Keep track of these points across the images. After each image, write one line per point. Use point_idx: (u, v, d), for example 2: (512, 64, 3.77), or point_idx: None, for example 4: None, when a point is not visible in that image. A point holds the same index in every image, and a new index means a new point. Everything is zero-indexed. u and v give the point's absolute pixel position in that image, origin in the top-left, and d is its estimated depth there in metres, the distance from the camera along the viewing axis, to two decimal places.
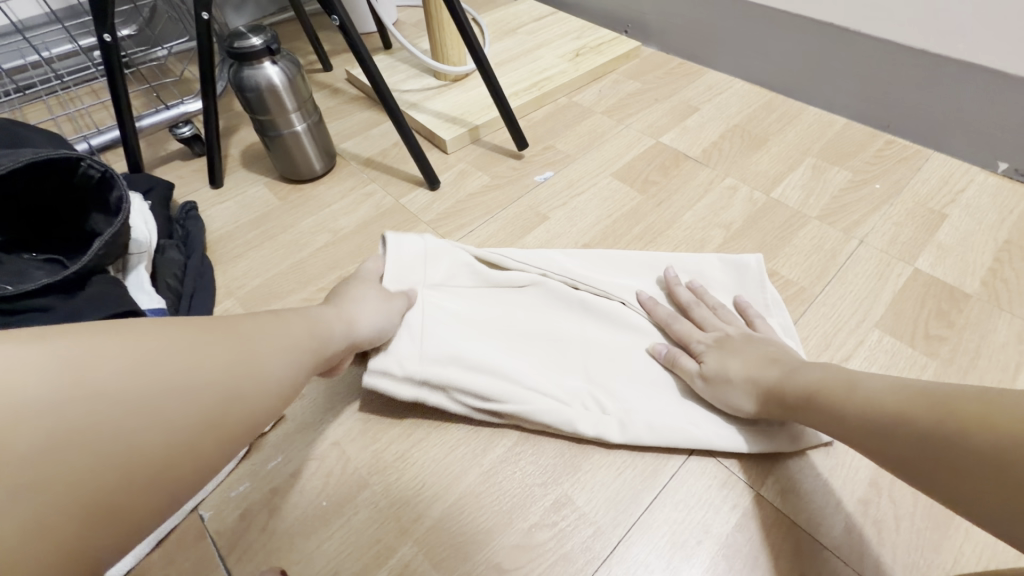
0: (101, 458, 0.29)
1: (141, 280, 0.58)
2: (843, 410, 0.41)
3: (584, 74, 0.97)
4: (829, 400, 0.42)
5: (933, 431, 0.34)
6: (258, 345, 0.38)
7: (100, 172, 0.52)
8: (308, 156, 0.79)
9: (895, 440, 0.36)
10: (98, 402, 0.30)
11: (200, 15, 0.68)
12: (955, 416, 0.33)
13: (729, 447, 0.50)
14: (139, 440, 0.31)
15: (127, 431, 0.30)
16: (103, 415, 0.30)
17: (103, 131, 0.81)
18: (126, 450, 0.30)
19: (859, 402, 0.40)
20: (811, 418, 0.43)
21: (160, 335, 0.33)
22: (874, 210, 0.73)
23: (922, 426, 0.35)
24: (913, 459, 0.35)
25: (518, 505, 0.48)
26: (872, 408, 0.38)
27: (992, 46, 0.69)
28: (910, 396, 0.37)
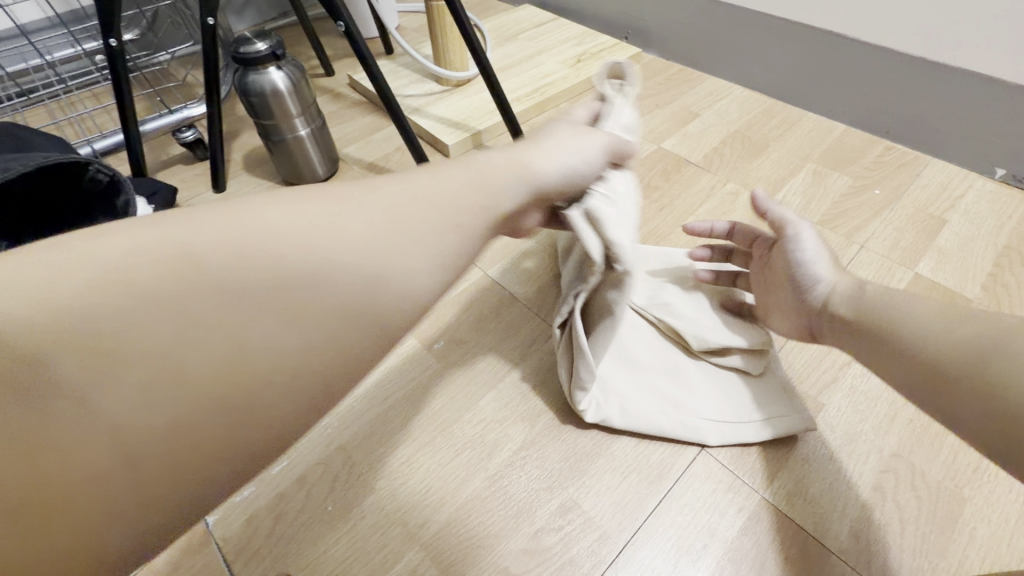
0: (168, 365, 0.21)
1: None
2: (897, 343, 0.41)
3: (585, 80, 0.98)
4: (887, 337, 0.42)
5: (978, 373, 0.34)
6: (392, 236, 0.29)
7: (108, 176, 0.52)
8: (311, 160, 0.79)
9: (939, 375, 0.36)
10: (173, 289, 0.22)
11: (205, 21, 0.69)
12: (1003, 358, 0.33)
13: (731, 442, 0.51)
14: (221, 341, 0.22)
15: (206, 332, 0.22)
16: (181, 303, 0.22)
17: (106, 135, 0.81)
18: (202, 360, 0.22)
19: (917, 337, 0.39)
20: (855, 338, 0.45)
21: (270, 216, 0.26)
22: (875, 215, 0.73)
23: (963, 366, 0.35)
24: (924, 382, 0.38)
25: (525, 509, 0.48)
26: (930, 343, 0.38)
27: (990, 55, 0.70)
28: (957, 326, 0.37)
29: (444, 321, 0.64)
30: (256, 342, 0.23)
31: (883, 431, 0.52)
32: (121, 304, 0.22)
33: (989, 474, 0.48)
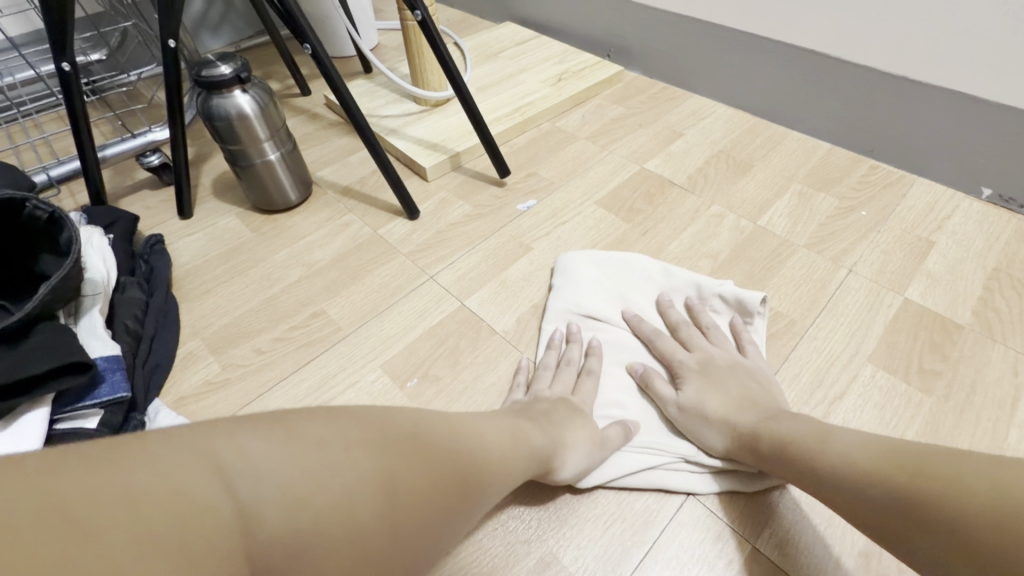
0: (348, 521, 0.25)
1: (93, 324, 0.53)
2: (819, 465, 0.40)
3: (566, 99, 0.96)
4: (805, 459, 0.41)
5: (871, 474, 0.36)
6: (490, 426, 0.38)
7: (48, 212, 0.49)
8: (282, 186, 0.76)
9: (866, 494, 0.36)
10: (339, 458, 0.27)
11: (166, 43, 0.66)
12: (922, 479, 0.34)
13: (722, 486, 0.49)
14: (382, 503, 0.27)
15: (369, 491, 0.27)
16: (351, 474, 0.27)
17: (64, 161, 0.78)
18: (370, 505, 0.27)
19: (835, 458, 0.39)
20: (780, 470, 0.43)
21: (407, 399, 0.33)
22: (862, 238, 0.72)
23: (889, 485, 0.35)
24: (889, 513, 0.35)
25: (501, 566, 0.45)
26: (847, 464, 0.38)
27: (970, 74, 0.69)
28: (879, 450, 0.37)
29: (418, 355, 0.60)
30: (405, 502, 0.28)
31: None
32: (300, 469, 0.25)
33: None
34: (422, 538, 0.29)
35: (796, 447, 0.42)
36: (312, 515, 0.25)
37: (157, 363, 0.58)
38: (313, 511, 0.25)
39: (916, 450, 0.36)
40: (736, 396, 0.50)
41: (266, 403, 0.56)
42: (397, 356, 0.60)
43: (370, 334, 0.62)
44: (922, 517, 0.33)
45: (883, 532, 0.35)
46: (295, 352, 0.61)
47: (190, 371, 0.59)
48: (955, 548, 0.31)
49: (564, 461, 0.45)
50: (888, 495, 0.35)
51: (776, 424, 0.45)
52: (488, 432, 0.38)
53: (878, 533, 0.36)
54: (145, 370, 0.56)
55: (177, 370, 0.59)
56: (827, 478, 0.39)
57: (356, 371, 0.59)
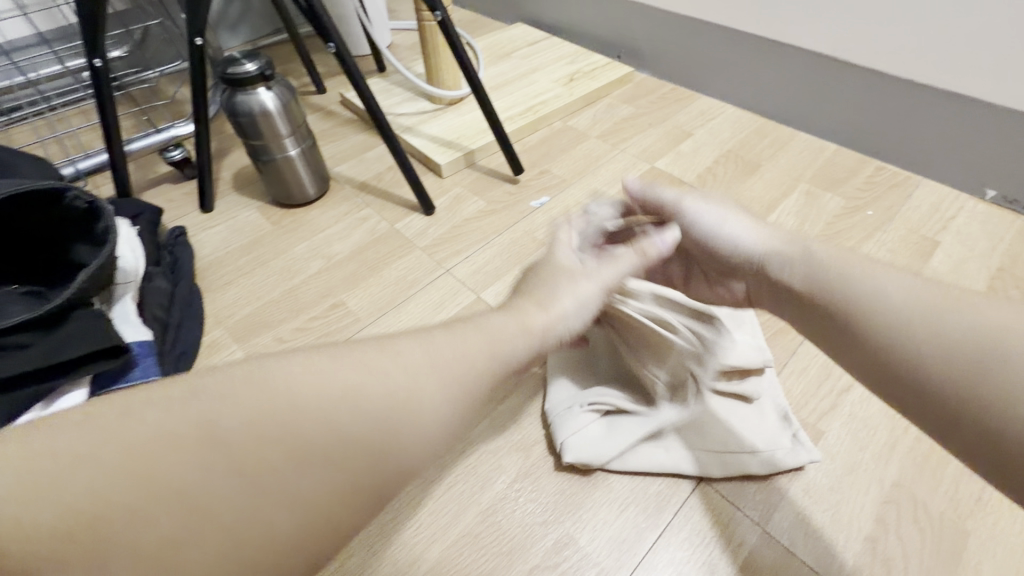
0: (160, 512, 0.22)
1: (126, 311, 0.56)
2: (870, 327, 0.40)
3: (578, 99, 0.98)
4: (852, 321, 0.42)
5: (879, 323, 0.40)
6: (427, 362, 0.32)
7: (86, 203, 0.50)
8: (301, 181, 0.78)
9: (917, 366, 0.36)
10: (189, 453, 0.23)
11: (193, 41, 0.68)
12: (960, 365, 0.34)
13: (731, 471, 0.50)
14: (235, 499, 0.23)
15: (239, 478, 0.24)
16: (204, 475, 0.23)
17: (91, 154, 0.80)
18: (246, 504, 0.23)
19: (864, 306, 0.41)
20: (801, 313, 0.47)
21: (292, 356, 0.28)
22: (869, 237, 0.73)
23: (942, 367, 0.35)
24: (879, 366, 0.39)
25: (519, 546, 0.47)
26: (925, 336, 0.37)
27: (977, 78, 0.71)
28: (919, 315, 0.38)
29: None
30: (262, 491, 0.24)
31: (884, 460, 0.51)
32: (135, 489, 0.22)
33: (992, 505, 0.47)
34: (299, 520, 0.24)
35: (846, 310, 0.42)
36: (173, 536, 0.22)
37: (183, 350, 0.60)
38: (162, 534, 0.22)
39: (958, 330, 0.35)
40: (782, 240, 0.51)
41: None
42: None
43: (389, 325, 0.64)
44: (950, 408, 0.34)
45: (867, 376, 0.40)
46: (316, 340, 0.63)
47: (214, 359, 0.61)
48: (962, 434, 0.33)
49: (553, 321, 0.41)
50: (928, 375, 0.35)
51: (827, 278, 0.45)
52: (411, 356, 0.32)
53: (898, 401, 0.38)
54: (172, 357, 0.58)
55: (202, 357, 0.61)
56: (874, 345, 0.40)
57: None
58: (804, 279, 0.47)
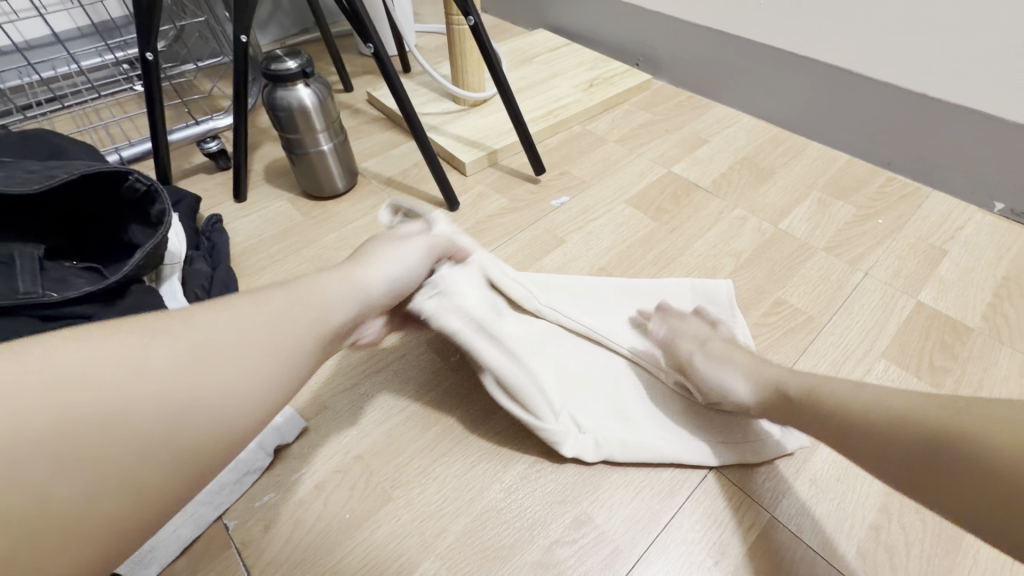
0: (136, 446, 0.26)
1: (172, 290, 0.60)
2: (861, 414, 0.40)
3: (598, 104, 1.01)
4: (849, 419, 0.41)
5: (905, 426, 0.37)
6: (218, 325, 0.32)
7: (145, 185, 0.54)
8: (331, 175, 0.81)
9: (892, 439, 0.37)
10: (98, 392, 0.26)
11: (239, 38, 0.71)
12: (950, 428, 0.34)
13: (729, 460, 0.53)
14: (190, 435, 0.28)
15: (161, 408, 0.27)
16: (76, 437, 0.25)
17: (134, 143, 0.84)
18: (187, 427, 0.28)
19: (870, 411, 0.40)
20: (811, 425, 0.44)
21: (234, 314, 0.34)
22: (879, 244, 0.76)
23: (923, 430, 0.36)
24: (908, 466, 0.36)
25: (539, 522, 0.49)
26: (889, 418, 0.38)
27: (988, 96, 0.73)
28: (922, 406, 0.37)
29: None
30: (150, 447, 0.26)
31: None
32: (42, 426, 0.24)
33: None
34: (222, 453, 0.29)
35: (834, 401, 0.43)
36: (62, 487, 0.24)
37: None
38: (81, 475, 0.24)
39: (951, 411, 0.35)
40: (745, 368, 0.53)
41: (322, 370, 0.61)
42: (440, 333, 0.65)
43: None
44: (940, 472, 0.34)
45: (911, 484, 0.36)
46: None
47: None
48: (964, 500, 0.32)
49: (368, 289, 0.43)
50: (911, 441, 0.36)
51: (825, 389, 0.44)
52: (274, 303, 0.35)
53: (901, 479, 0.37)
54: None
55: None
56: (875, 426, 0.39)
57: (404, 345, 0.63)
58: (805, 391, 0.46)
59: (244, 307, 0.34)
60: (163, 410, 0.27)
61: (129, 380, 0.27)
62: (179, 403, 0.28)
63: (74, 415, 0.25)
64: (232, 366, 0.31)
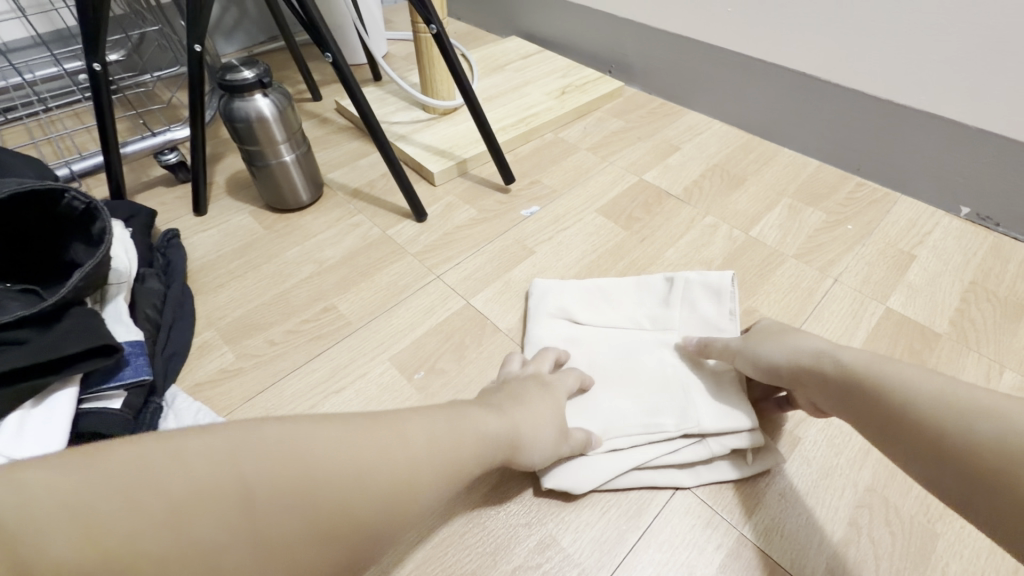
0: (253, 540, 0.25)
1: (118, 311, 0.57)
2: (909, 408, 0.36)
3: (569, 111, 1.00)
4: (897, 410, 0.37)
5: (953, 427, 0.33)
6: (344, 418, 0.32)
7: (84, 204, 0.52)
8: (294, 186, 0.79)
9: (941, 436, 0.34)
10: (207, 496, 0.25)
11: (193, 47, 0.69)
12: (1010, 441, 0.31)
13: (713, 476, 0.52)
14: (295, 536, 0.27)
15: (255, 523, 0.26)
16: (204, 524, 0.24)
17: (86, 156, 0.80)
18: (302, 523, 0.27)
19: (918, 401, 0.36)
20: (847, 404, 0.41)
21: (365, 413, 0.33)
22: (848, 250, 0.76)
23: (970, 439, 0.32)
24: (944, 472, 0.33)
25: (502, 547, 0.48)
26: (940, 410, 0.34)
27: (951, 101, 0.74)
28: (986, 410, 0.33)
29: (426, 349, 0.63)
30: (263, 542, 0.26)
31: (859, 466, 0.53)
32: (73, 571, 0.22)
33: None
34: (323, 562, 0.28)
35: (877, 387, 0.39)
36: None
37: (174, 352, 0.61)
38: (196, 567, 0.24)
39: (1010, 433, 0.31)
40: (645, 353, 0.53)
41: (279, 391, 0.58)
42: (404, 350, 0.63)
43: (378, 330, 0.65)
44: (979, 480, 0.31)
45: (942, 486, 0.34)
46: (306, 344, 0.63)
47: (204, 361, 0.61)
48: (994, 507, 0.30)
49: (531, 437, 0.44)
50: (952, 437, 0.33)
51: (868, 375, 0.40)
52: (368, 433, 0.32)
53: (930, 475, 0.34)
54: (163, 357, 0.59)
55: (193, 358, 0.62)
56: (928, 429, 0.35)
57: (367, 363, 0.61)
58: (846, 370, 0.42)
59: (333, 431, 0.30)
60: (220, 569, 0.24)
61: (189, 531, 0.24)
62: (278, 508, 0.26)
63: (202, 505, 0.25)
64: (309, 524, 0.27)
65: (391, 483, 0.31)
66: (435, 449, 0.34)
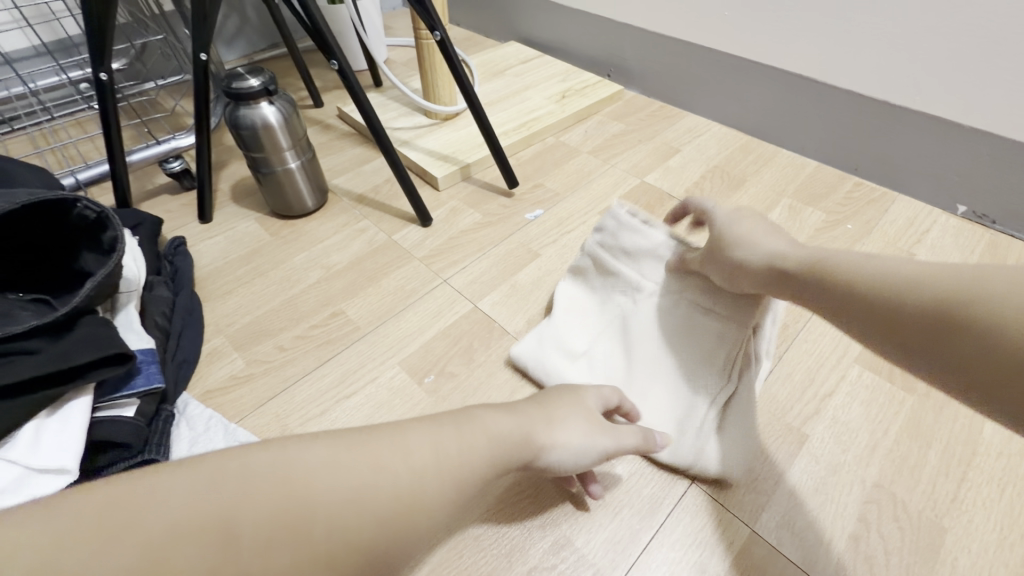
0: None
1: (128, 319, 0.57)
2: (870, 289, 0.36)
3: (570, 115, 1.01)
4: (859, 292, 0.36)
5: (908, 290, 0.34)
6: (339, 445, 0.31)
7: (95, 212, 0.52)
8: (300, 193, 0.80)
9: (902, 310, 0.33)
10: (197, 528, 0.25)
11: (199, 56, 0.70)
12: (962, 304, 0.30)
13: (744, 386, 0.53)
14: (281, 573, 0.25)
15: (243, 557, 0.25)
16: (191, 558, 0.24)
17: (91, 165, 0.81)
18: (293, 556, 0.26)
19: (872, 277, 0.36)
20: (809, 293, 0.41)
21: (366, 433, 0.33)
22: (848, 249, 0.77)
23: (927, 300, 0.32)
24: (906, 339, 0.33)
25: (517, 548, 0.48)
26: (896, 283, 0.35)
27: (946, 102, 0.75)
28: (938, 270, 0.33)
29: (435, 352, 0.63)
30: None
31: (866, 462, 0.53)
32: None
33: (967, 503, 0.50)
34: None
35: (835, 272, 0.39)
36: None
37: (184, 359, 0.61)
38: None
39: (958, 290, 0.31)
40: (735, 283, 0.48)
41: (290, 397, 0.59)
42: (413, 354, 0.63)
43: (387, 334, 0.65)
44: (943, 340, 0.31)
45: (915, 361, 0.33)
46: (316, 349, 0.64)
47: (214, 368, 0.62)
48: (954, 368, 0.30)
49: (545, 440, 0.42)
50: (907, 303, 0.33)
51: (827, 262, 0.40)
52: (365, 455, 0.31)
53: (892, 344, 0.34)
54: (174, 365, 0.59)
55: (203, 365, 0.62)
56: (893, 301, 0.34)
57: (377, 368, 0.62)
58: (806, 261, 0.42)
59: (328, 457, 0.30)
60: None
61: (170, 568, 0.23)
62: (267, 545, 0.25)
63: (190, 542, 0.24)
64: (300, 552, 0.26)
65: (390, 507, 0.29)
66: (441, 467, 0.33)
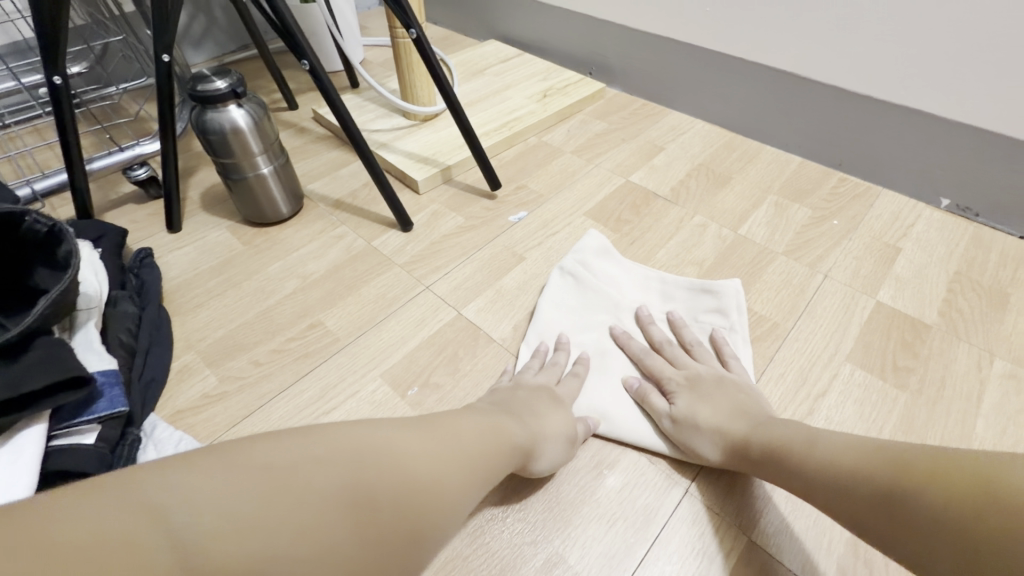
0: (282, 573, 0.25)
1: (88, 338, 0.54)
2: (819, 471, 0.41)
3: (551, 115, 0.99)
4: (816, 472, 0.41)
5: (856, 471, 0.39)
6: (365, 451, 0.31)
7: (47, 226, 0.49)
8: (273, 199, 0.76)
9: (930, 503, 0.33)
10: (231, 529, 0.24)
11: (161, 58, 0.66)
12: (995, 511, 0.30)
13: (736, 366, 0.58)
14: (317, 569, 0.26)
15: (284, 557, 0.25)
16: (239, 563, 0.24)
17: (50, 174, 0.76)
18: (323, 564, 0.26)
19: (821, 455, 0.42)
20: (768, 471, 0.45)
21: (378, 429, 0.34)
22: (835, 245, 0.76)
23: (882, 485, 0.36)
24: (873, 516, 0.36)
25: (508, 567, 0.46)
26: (846, 471, 0.39)
27: (927, 95, 0.75)
28: (861, 447, 0.40)
29: (418, 364, 0.61)
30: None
31: None
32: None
33: None
34: None
35: (788, 445, 0.45)
36: None
37: (152, 378, 0.57)
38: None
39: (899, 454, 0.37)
40: (726, 407, 0.51)
41: (265, 415, 0.56)
42: (395, 365, 0.60)
43: (368, 345, 0.63)
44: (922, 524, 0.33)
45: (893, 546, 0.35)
46: (293, 363, 0.61)
47: (184, 386, 0.58)
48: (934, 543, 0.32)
49: (545, 451, 0.48)
50: (854, 477, 0.38)
51: (787, 438, 0.45)
52: (369, 455, 0.31)
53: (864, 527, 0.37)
54: (140, 385, 0.56)
55: (171, 385, 0.58)
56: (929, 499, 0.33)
57: (356, 381, 0.59)
58: (764, 438, 0.47)
59: (336, 466, 0.29)
60: None
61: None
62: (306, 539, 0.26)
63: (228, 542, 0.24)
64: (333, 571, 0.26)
65: (402, 505, 0.30)
66: (441, 472, 0.34)
